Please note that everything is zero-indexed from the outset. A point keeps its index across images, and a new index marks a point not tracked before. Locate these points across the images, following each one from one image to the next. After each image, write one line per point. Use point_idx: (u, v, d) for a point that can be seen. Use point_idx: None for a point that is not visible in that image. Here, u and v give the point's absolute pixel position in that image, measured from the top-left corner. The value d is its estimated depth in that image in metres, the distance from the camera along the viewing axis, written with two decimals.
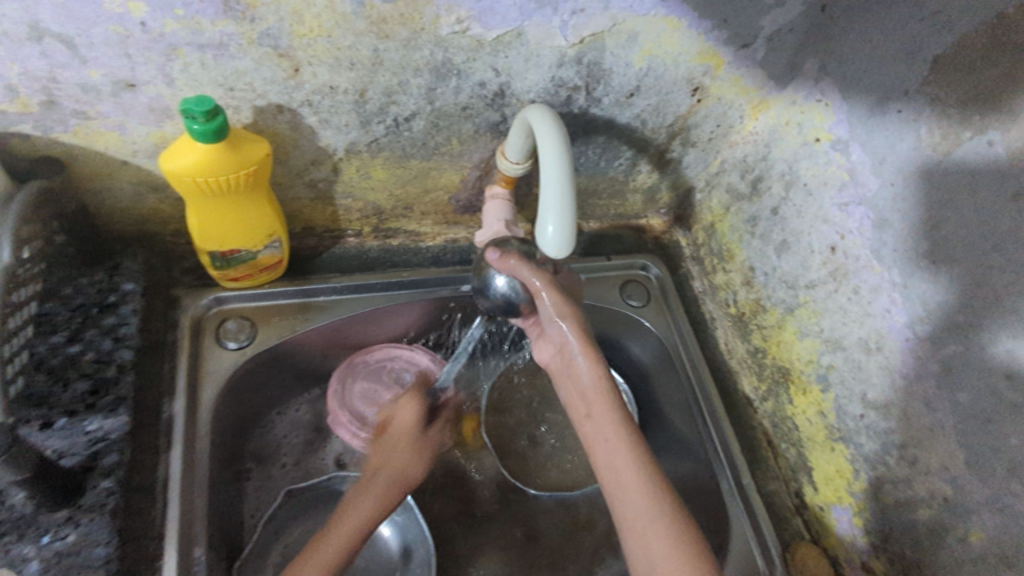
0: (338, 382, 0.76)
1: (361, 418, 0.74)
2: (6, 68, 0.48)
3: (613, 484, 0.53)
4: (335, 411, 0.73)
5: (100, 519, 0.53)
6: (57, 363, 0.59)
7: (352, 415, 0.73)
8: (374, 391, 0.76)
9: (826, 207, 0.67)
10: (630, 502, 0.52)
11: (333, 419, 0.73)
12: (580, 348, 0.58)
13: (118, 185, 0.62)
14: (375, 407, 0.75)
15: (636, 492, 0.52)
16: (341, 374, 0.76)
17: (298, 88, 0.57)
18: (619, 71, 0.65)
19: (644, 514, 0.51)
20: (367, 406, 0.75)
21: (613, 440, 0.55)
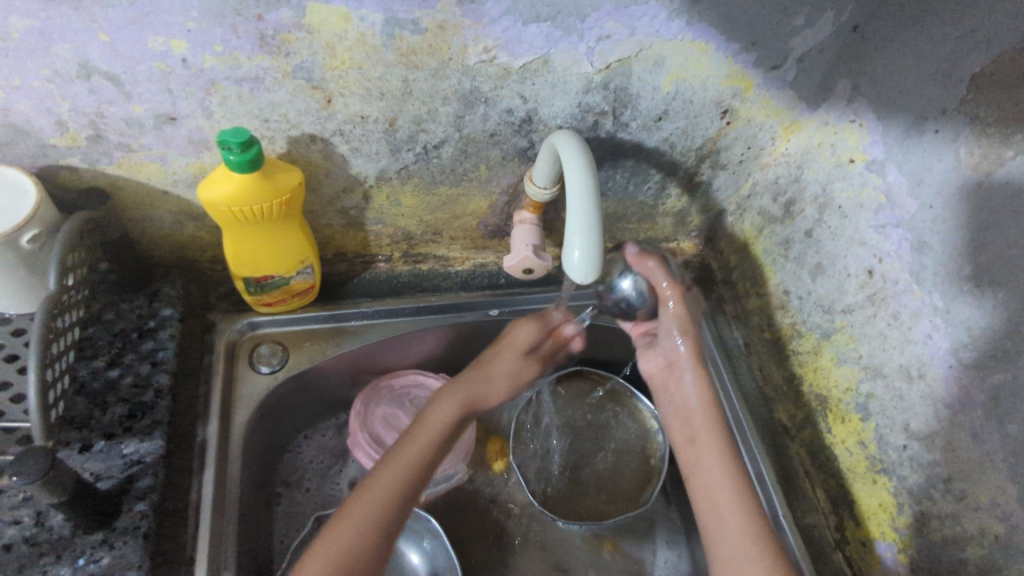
0: (361, 403, 0.76)
1: (377, 442, 0.74)
2: (56, 105, 0.51)
3: (719, 505, 0.59)
4: (354, 432, 0.74)
5: (133, 542, 0.54)
6: (98, 386, 0.61)
7: (370, 438, 0.74)
8: (395, 416, 0.76)
9: (862, 229, 0.66)
10: (733, 528, 0.58)
11: (351, 440, 0.74)
12: (693, 368, 0.66)
13: (159, 214, 0.64)
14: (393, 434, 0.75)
15: (733, 514, 0.58)
16: (365, 397, 0.77)
17: (330, 119, 0.58)
18: (647, 95, 0.65)
19: (744, 541, 0.57)
20: (386, 431, 0.75)
21: (720, 471, 0.61)
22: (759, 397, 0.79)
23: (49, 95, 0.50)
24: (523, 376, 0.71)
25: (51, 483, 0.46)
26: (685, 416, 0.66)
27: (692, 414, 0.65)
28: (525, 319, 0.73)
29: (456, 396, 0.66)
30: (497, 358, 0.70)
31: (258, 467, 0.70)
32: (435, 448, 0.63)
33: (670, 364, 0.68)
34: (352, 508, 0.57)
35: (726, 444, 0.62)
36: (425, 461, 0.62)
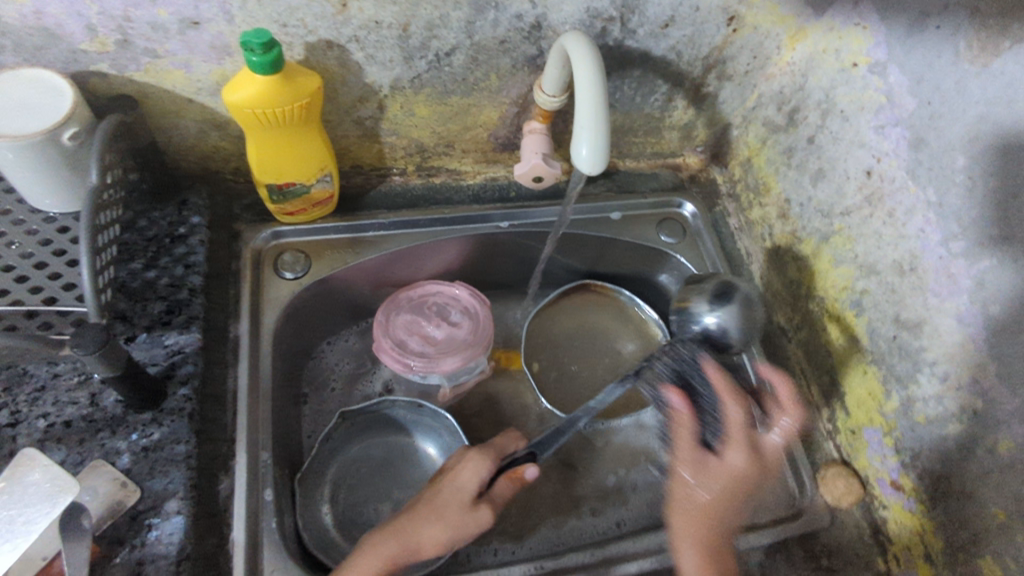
0: (383, 314, 0.80)
1: (401, 347, 0.77)
2: (86, 7, 0.53)
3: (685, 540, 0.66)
4: (377, 339, 0.77)
5: (181, 420, 0.60)
6: (137, 285, 0.65)
7: (393, 343, 0.77)
8: (415, 322, 0.79)
9: (863, 131, 0.67)
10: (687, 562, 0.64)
11: (375, 346, 0.77)
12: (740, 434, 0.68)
13: (184, 123, 0.67)
14: (414, 337, 0.78)
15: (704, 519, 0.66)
16: (385, 308, 0.80)
17: (345, 24, 0.60)
18: (654, 0, 0.66)
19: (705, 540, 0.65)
20: (408, 335, 0.78)
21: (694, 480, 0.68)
22: (760, 303, 0.83)
23: None
24: (477, 520, 0.64)
25: (109, 358, 0.51)
26: (687, 497, 0.68)
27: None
28: (469, 456, 0.68)
29: (415, 517, 0.63)
30: (444, 497, 0.65)
31: (287, 367, 0.76)
32: (392, 558, 0.60)
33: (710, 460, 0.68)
34: None
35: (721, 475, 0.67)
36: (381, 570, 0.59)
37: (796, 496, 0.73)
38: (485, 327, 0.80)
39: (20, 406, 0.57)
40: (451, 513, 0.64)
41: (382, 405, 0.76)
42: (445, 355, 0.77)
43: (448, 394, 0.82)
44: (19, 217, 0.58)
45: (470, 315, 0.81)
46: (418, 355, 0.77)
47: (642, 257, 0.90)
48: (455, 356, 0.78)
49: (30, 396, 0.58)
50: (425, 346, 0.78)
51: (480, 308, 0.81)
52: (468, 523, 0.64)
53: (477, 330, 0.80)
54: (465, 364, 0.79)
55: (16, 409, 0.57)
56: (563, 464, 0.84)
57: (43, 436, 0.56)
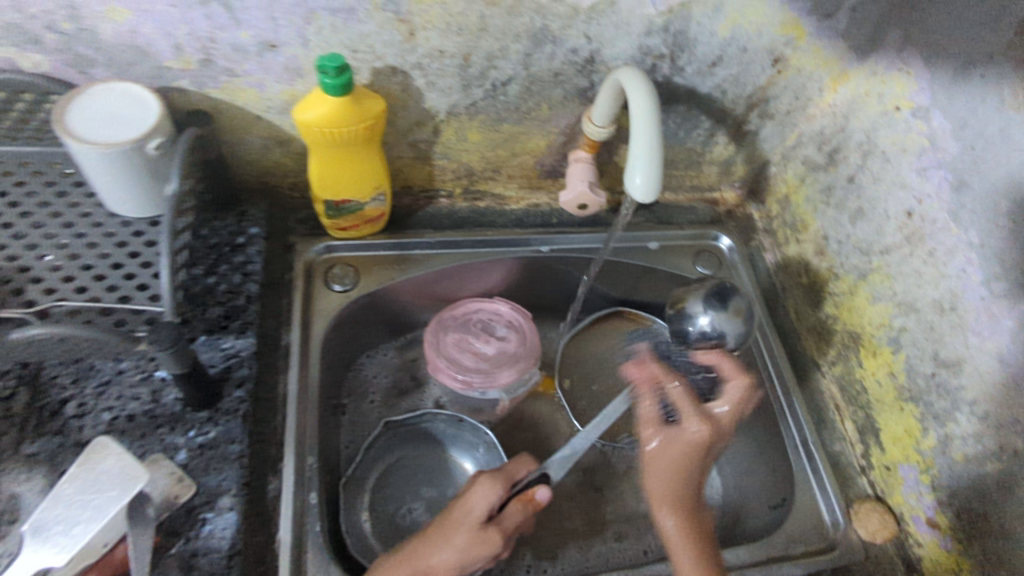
0: (432, 335, 0.82)
1: (457, 364, 0.80)
2: (177, 29, 0.57)
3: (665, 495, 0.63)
4: (432, 359, 0.80)
5: (235, 421, 0.62)
6: (199, 290, 0.68)
7: (448, 361, 0.80)
8: (465, 339, 0.82)
9: (904, 172, 0.69)
10: (659, 482, 0.64)
11: (431, 366, 0.80)
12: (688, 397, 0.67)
13: (251, 139, 0.70)
14: (467, 353, 0.81)
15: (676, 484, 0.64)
16: (433, 328, 0.82)
17: (411, 52, 0.64)
18: (703, 40, 0.69)
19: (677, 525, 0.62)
20: (460, 353, 0.81)
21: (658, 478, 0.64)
22: (794, 337, 0.84)
23: (171, 18, 0.56)
24: (486, 543, 0.62)
25: (179, 354, 0.53)
26: (673, 445, 0.65)
27: (658, 497, 0.63)
28: (479, 480, 0.66)
29: (425, 543, 0.62)
30: (454, 524, 0.63)
31: (330, 377, 0.78)
32: None
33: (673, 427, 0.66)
34: None
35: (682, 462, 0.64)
36: None
37: (829, 530, 0.72)
38: (532, 338, 0.84)
39: (88, 398, 0.60)
40: (462, 538, 0.61)
41: (425, 417, 0.79)
42: (501, 369, 0.81)
43: (506, 406, 0.86)
44: (99, 219, 0.61)
45: (516, 329, 0.84)
46: (475, 371, 0.80)
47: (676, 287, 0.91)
48: (509, 368, 0.81)
49: (97, 389, 0.61)
50: (479, 362, 0.81)
51: (524, 321, 0.85)
52: (479, 547, 0.61)
53: (525, 341, 0.83)
54: (519, 375, 0.82)
55: (83, 401, 0.60)
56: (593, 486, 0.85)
57: (107, 427, 0.59)
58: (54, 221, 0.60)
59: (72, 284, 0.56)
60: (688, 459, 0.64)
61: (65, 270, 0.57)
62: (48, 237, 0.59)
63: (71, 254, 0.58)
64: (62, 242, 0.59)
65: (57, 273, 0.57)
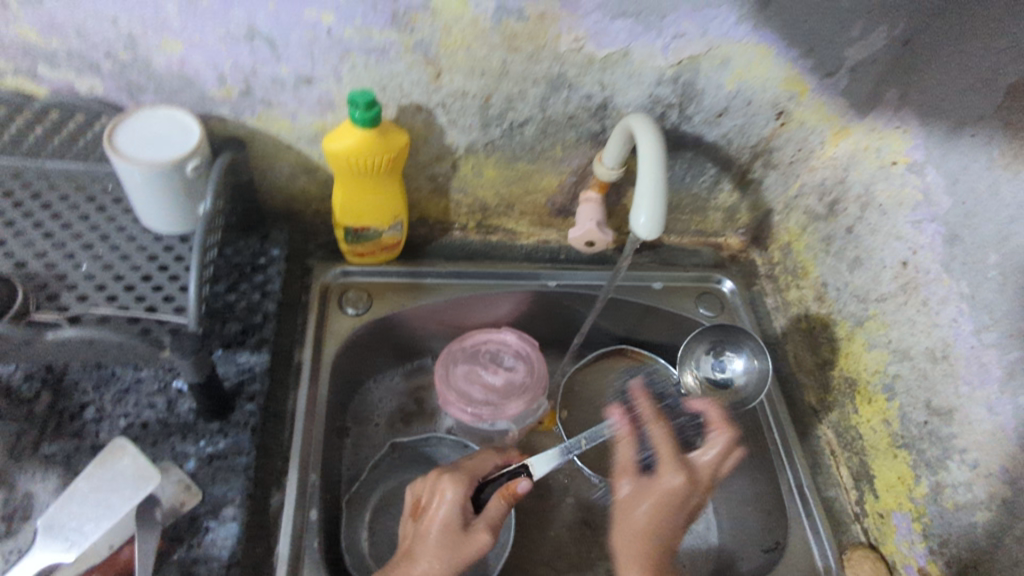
0: (442, 367, 0.85)
1: (466, 397, 0.83)
2: (221, 61, 0.62)
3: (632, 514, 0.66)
4: (442, 393, 0.83)
5: (244, 433, 0.64)
6: (219, 307, 0.71)
7: (458, 394, 0.83)
8: (474, 371, 0.85)
9: (900, 225, 0.72)
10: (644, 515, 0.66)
11: (441, 399, 0.83)
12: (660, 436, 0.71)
13: (279, 166, 0.74)
14: (476, 386, 0.84)
15: (675, 526, 0.66)
16: (443, 362, 0.85)
17: (436, 91, 0.68)
18: (711, 92, 0.73)
19: (640, 518, 0.65)
20: (470, 385, 0.84)
21: (637, 506, 0.67)
22: (792, 381, 0.86)
23: (218, 52, 0.61)
24: (470, 545, 0.63)
25: (198, 364, 0.56)
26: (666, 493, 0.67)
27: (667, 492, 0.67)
28: (439, 487, 0.68)
29: (406, 559, 0.62)
30: (428, 532, 0.64)
31: (337, 397, 0.80)
32: None
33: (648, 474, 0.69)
34: None
35: (666, 496, 0.66)
36: None
37: None
38: (540, 368, 0.86)
39: (106, 404, 0.63)
40: (439, 541, 0.63)
41: (431, 441, 0.82)
42: (508, 402, 0.83)
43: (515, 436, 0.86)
44: (132, 234, 0.65)
45: (524, 359, 0.87)
46: (484, 403, 0.82)
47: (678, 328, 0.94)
48: (518, 399, 0.83)
49: (115, 396, 0.63)
50: (488, 394, 0.84)
51: (532, 351, 0.87)
52: (462, 548, 0.63)
53: (533, 372, 0.86)
54: (528, 406, 0.84)
55: (101, 407, 0.63)
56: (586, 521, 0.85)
57: (122, 432, 0.62)
58: (91, 233, 0.64)
59: (104, 292, 0.60)
60: (665, 509, 0.66)
61: (97, 280, 0.60)
62: (85, 248, 0.62)
63: (105, 265, 0.62)
64: (96, 253, 0.62)
65: (90, 282, 0.60)
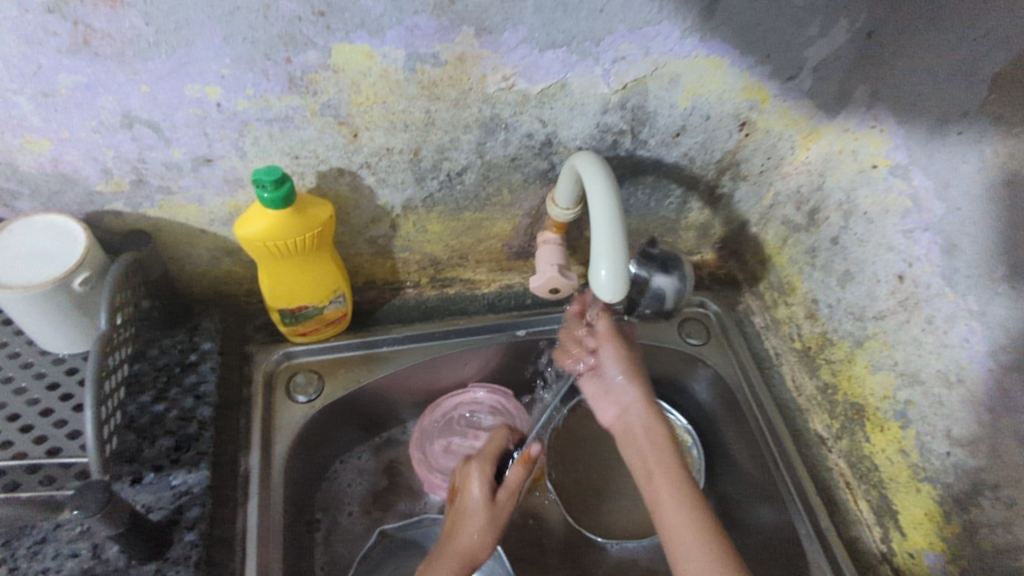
0: (419, 451, 0.78)
1: (452, 475, 0.76)
2: (102, 154, 0.54)
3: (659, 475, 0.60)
4: (427, 478, 0.76)
5: (184, 571, 0.56)
6: (146, 421, 0.63)
7: (444, 477, 0.76)
8: (453, 443, 0.78)
9: (890, 234, 0.65)
10: (679, 510, 0.57)
11: (428, 485, 0.76)
12: (646, 410, 0.64)
13: (197, 252, 0.66)
14: (460, 460, 0.77)
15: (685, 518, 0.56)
16: (417, 443, 0.78)
17: (357, 152, 0.60)
18: (664, 113, 0.66)
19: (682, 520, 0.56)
20: (454, 462, 0.78)
21: (675, 506, 0.57)
22: (793, 408, 0.79)
23: (95, 144, 0.53)
24: (501, 513, 0.66)
25: (109, 516, 0.48)
26: (625, 426, 0.65)
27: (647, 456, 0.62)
28: (469, 466, 0.69)
29: (452, 533, 0.64)
30: (467, 509, 0.66)
31: (299, 494, 0.72)
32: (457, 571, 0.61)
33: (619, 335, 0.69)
34: None
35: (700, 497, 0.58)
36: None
37: None
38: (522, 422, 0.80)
39: (20, 561, 0.54)
40: (482, 513, 0.65)
41: (424, 522, 0.75)
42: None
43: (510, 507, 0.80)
44: (29, 359, 0.56)
45: (502, 416, 0.80)
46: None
47: (664, 360, 0.87)
48: None
49: (31, 549, 0.55)
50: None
51: (507, 405, 0.81)
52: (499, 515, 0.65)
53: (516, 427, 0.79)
54: None
55: (14, 565, 0.54)
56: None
57: None
58: None
59: None
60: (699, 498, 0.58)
61: None
62: None
63: None
64: None
65: None
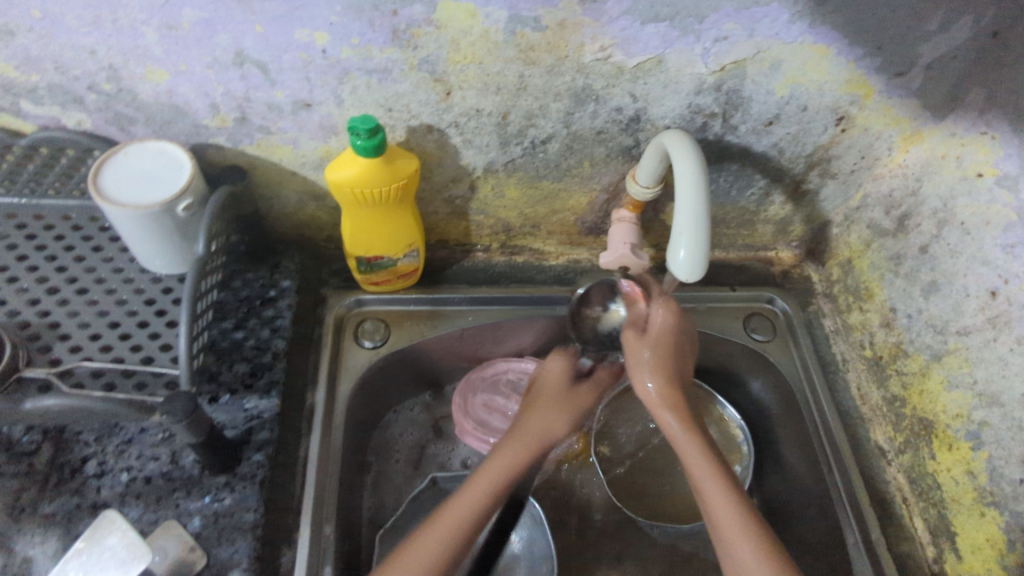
0: (460, 396, 0.81)
1: (483, 425, 0.78)
2: (213, 89, 0.57)
3: (692, 459, 0.62)
4: (459, 420, 0.79)
5: (251, 487, 0.60)
6: (226, 346, 0.67)
7: (475, 423, 0.78)
8: (494, 400, 0.81)
9: (988, 247, 0.63)
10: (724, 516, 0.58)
11: (459, 429, 0.79)
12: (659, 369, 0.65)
13: (286, 193, 0.70)
14: (495, 416, 0.80)
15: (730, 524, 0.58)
16: (462, 389, 0.81)
17: (448, 110, 0.61)
18: (760, 99, 0.64)
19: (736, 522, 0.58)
20: (488, 414, 0.80)
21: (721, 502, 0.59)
22: (855, 416, 0.77)
23: (208, 80, 0.56)
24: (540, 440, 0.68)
25: (192, 425, 0.51)
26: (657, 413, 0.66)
27: (672, 436, 0.64)
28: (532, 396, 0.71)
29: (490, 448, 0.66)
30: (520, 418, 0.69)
31: (357, 434, 0.75)
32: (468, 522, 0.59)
33: (642, 333, 0.66)
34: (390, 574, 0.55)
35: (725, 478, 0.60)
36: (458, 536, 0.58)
37: None
38: None
39: (108, 457, 0.59)
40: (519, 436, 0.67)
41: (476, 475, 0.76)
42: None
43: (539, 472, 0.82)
44: (130, 275, 0.61)
45: None
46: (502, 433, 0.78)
47: (725, 352, 0.85)
48: None
49: (118, 448, 0.60)
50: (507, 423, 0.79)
51: None
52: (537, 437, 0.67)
53: None
54: None
55: (104, 460, 0.59)
56: (611, 558, 0.78)
57: (124, 488, 0.58)
58: (88, 275, 0.60)
59: (99, 342, 0.56)
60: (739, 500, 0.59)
61: (92, 328, 0.57)
62: (80, 293, 0.59)
63: (100, 311, 0.58)
64: (92, 297, 0.59)
65: (84, 331, 0.56)
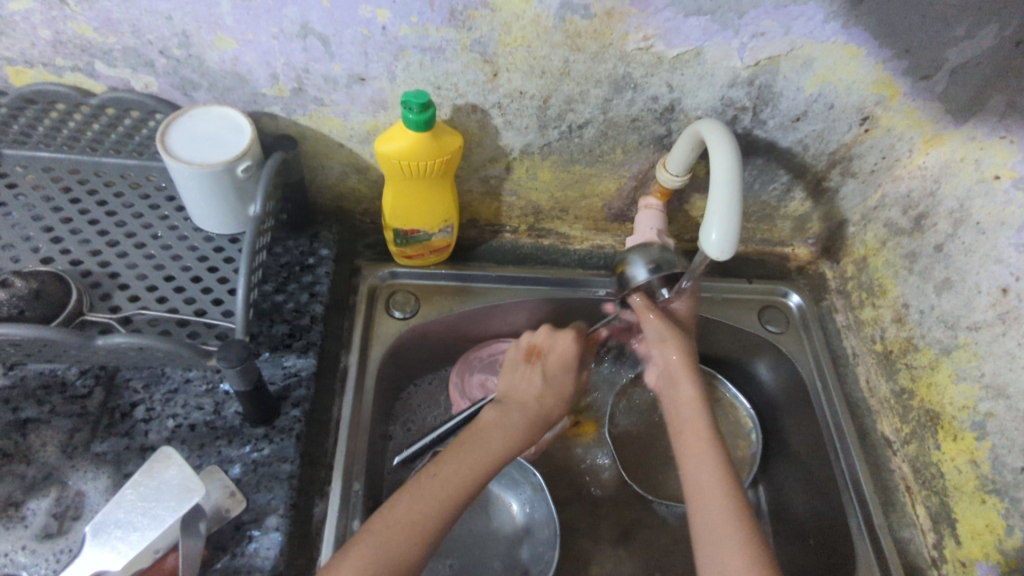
0: (458, 377, 0.83)
1: None
2: (274, 59, 0.60)
3: (692, 428, 0.65)
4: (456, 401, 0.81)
5: (288, 440, 0.63)
6: (267, 307, 0.71)
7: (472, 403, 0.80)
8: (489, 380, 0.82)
9: (1000, 247, 0.66)
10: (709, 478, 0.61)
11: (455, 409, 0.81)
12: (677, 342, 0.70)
13: (330, 165, 0.73)
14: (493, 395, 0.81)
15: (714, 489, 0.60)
16: (459, 369, 0.83)
17: (493, 92, 0.64)
18: (789, 95, 0.67)
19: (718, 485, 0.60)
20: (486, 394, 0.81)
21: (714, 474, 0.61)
22: (863, 407, 0.79)
23: (271, 49, 0.59)
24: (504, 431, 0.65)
25: (244, 373, 0.55)
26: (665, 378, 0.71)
27: (685, 402, 0.67)
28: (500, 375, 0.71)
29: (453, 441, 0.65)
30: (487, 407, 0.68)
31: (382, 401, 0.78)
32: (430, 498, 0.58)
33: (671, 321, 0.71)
34: (379, 525, 0.56)
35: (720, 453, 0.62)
36: (433, 498, 0.58)
37: None
38: None
39: (155, 404, 0.63)
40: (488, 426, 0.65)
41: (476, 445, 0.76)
42: None
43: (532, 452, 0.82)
44: (185, 233, 0.64)
45: None
46: None
47: (740, 342, 0.89)
48: None
49: (164, 396, 0.63)
50: None
51: None
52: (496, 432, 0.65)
53: None
54: None
55: (151, 407, 0.62)
56: (619, 534, 0.80)
57: (170, 433, 0.61)
58: (144, 232, 0.63)
59: (156, 294, 0.59)
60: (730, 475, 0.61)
61: (149, 279, 0.60)
62: (138, 247, 0.62)
63: (156, 264, 0.61)
64: (149, 252, 0.62)
65: (142, 281, 0.60)
